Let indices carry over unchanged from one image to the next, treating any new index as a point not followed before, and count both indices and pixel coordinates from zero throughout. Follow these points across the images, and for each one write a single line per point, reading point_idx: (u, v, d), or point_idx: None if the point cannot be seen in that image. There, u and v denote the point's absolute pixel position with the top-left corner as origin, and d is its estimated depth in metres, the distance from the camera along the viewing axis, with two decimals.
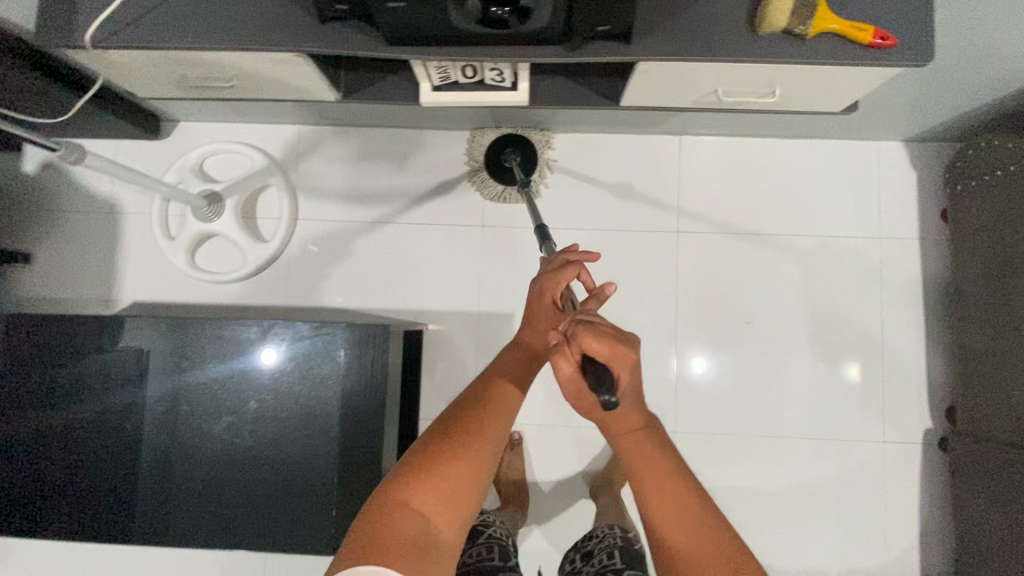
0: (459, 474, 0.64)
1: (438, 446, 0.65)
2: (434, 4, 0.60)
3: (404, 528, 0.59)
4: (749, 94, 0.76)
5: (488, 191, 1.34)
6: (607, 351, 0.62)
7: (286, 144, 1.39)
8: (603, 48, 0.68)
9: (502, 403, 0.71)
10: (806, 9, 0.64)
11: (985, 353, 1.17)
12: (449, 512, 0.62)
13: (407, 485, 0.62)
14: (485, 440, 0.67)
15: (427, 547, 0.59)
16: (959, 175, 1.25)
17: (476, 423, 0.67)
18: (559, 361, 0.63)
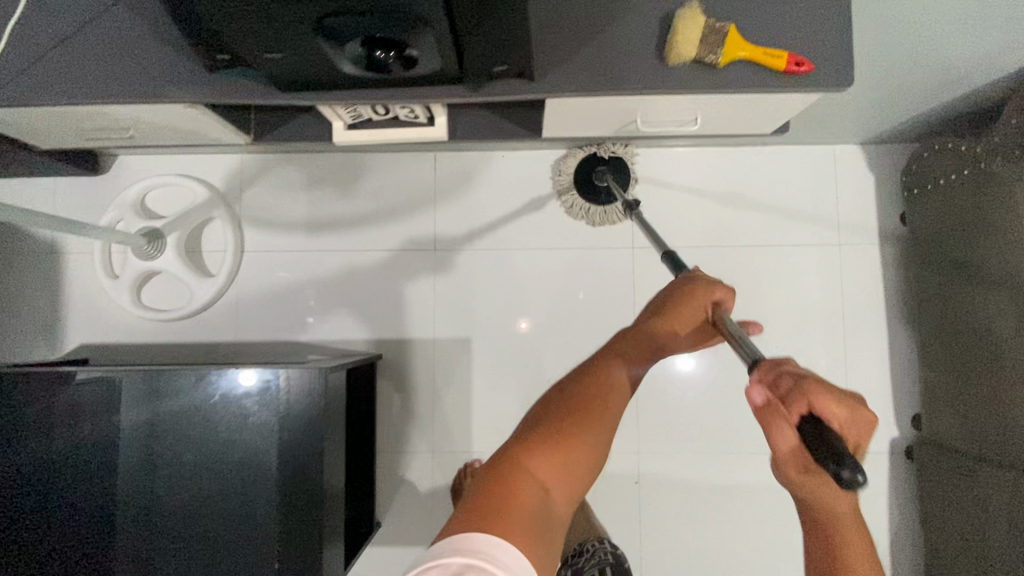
0: (575, 443, 0.54)
1: (560, 414, 0.56)
2: (311, 55, 0.57)
3: (522, 500, 0.50)
4: (670, 123, 0.73)
5: (576, 211, 1.31)
6: (842, 411, 0.49)
7: (229, 176, 1.36)
8: (506, 87, 0.65)
9: (629, 378, 0.61)
10: (713, 37, 0.61)
11: (950, 359, 1.14)
12: (562, 482, 0.53)
13: (524, 451, 0.53)
14: (605, 421, 0.56)
15: (540, 527, 0.50)
16: (915, 178, 1.23)
17: (600, 395, 0.58)
18: (777, 422, 0.50)
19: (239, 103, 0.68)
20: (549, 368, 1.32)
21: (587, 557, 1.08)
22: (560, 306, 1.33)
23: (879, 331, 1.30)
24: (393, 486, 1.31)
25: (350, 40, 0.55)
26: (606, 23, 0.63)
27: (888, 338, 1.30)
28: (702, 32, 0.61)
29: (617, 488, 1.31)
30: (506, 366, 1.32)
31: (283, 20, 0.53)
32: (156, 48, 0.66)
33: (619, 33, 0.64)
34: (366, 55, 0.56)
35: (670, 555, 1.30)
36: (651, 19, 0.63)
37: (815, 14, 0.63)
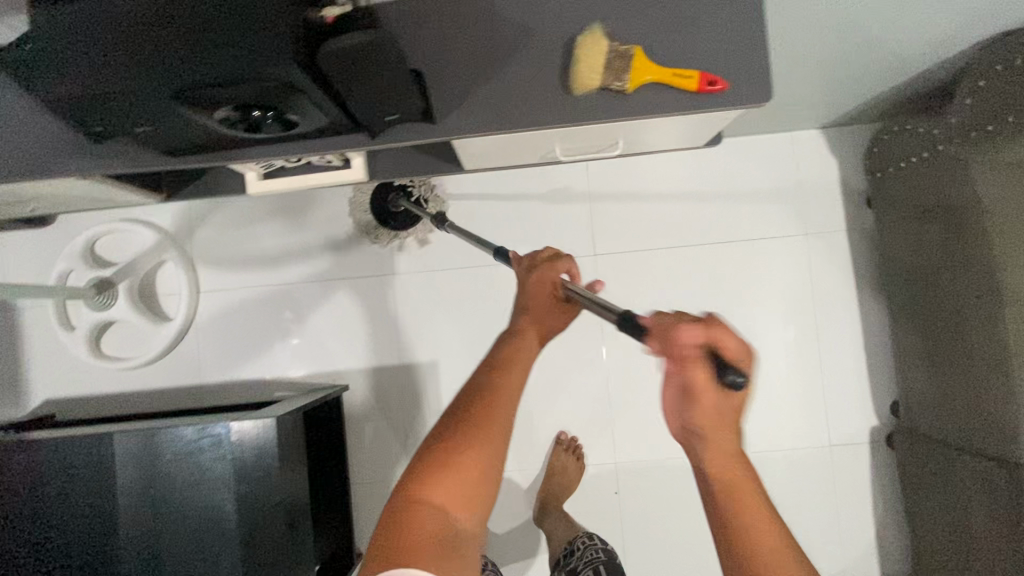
0: (469, 462, 0.55)
1: (450, 429, 0.57)
2: (184, 123, 0.54)
3: (422, 526, 0.51)
4: (591, 148, 0.71)
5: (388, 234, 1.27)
6: (741, 346, 0.55)
7: (178, 216, 1.33)
8: (409, 132, 0.61)
9: (511, 381, 0.61)
10: (619, 62, 0.57)
11: (923, 345, 1.12)
12: (464, 500, 0.54)
13: (424, 480, 0.54)
14: (493, 431, 0.57)
15: (448, 543, 0.51)
16: (877, 161, 1.19)
17: (488, 402, 0.59)
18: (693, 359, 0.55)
19: (135, 171, 0.66)
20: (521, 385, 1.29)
21: (579, 555, 1.05)
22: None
23: (853, 319, 1.27)
24: (368, 520, 1.27)
25: (223, 104, 0.51)
26: (508, 56, 0.60)
27: (863, 326, 1.26)
28: (605, 59, 0.57)
29: (598, 504, 1.27)
30: None
31: (146, 91, 0.50)
32: (45, 121, 0.63)
33: (523, 65, 0.60)
34: (244, 117, 0.53)
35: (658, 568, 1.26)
36: (555, 48, 0.60)
37: (727, 28, 0.59)
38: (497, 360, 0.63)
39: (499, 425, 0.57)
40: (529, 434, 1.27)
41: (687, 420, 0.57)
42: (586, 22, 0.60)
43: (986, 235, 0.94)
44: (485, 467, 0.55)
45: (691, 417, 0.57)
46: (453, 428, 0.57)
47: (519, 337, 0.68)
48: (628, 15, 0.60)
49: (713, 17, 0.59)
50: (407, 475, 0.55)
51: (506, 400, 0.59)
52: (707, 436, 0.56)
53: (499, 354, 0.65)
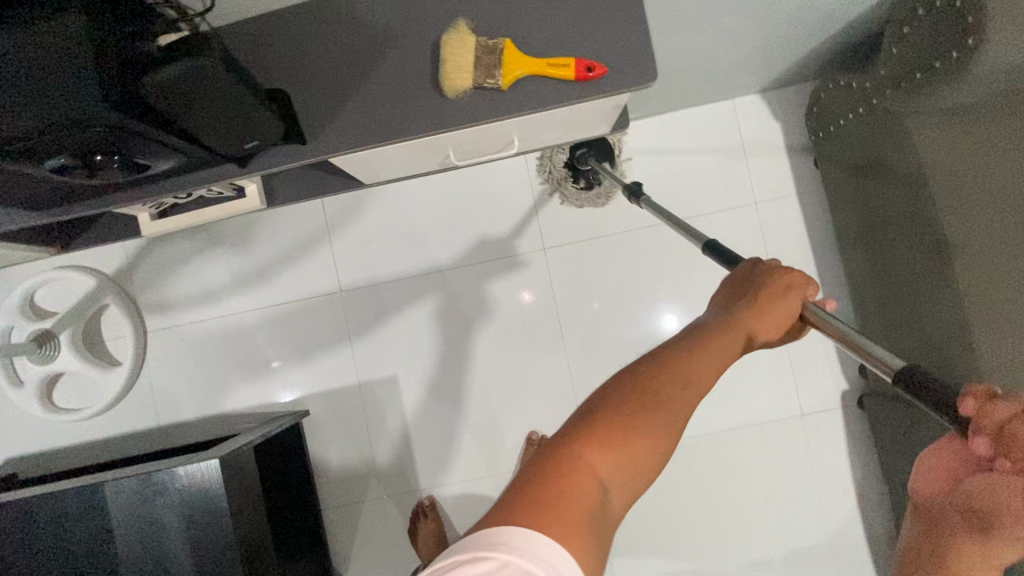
0: (643, 436, 0.43)
1: (625, 394, 0.46)
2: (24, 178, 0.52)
3: (578, 492, 0.41)
4: (484, 149, 0.67)
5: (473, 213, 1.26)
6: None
7: (117, 258, 1.29)
8: (280, 156, 0.59)
9: (704, 370, 0.48)
10: (489, 58, 0.54)
11: (881, 303, 1.09)
12: (623, 478, 0.43)
13: (587, 436, 0.43)
14: (676, 416, 0.45)
15: (594, 523, 0.40)
16: (817, 121, 1.16)
17: (677, 382, 0.47)
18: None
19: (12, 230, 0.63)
20: (485, 391, 1.25)
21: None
22: (542, 304, 1.25)
23: (814, 285, 1.24)
24: (344, 543, 1.25)
25: (55, 154, 0.48)
26: (373, 66, 0.57)
27: (825, 291, 1.24)
28: (473, 56, 0.54)
29: None
30: (438, 399, 1.26)
31: None
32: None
33: (390, 74, 0.57)
34: (85, 163, 0.49)
35: (641, 561, 1.23)
36: (421, 53, 0.57)
37: (596, 13, 0.56)
38: (694, 347, 0.50)
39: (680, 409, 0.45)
40: (497, 438, 1.24)
41: (967, 516, 0.44)
42: (451, 21, 0.56)
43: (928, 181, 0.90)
44: (654, 452, 0.44)
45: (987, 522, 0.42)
46: (629, 390, 0.46)
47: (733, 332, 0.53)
48: (492, 12, 0.57)
49: (582, 3, 0.56)
50: (565, 429, 0.45)
51: (692, 388, 0.47)
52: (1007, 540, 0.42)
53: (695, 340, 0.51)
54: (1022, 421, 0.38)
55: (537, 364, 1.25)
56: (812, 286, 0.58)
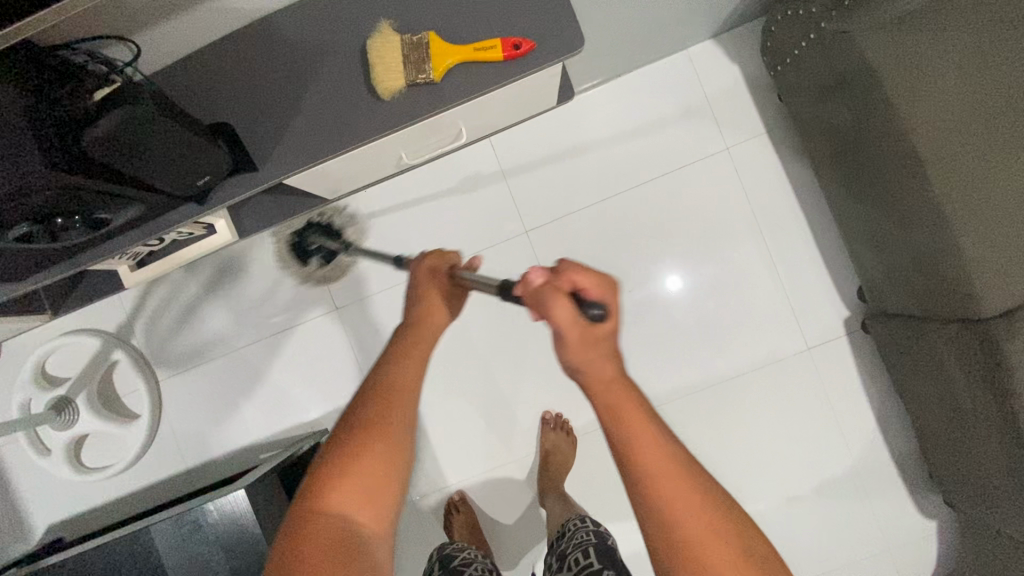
0: (364, 463, 0.55)
1: (345, 434, 0.57)
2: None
3: (325, 534, 0.51)
4: (435, 143, 0.68)
5: (448, 209, 1.27)
6: (600, 277, 0.57)
7: (117, 314, 1.31)
8: (239, 184, 0.60)
9: (407, 373, 0.61)
10: (415, 54, 0.55)
11: (864, 225, 1.10)
12: (362, 505, 0.54)
13: (325, 486, 0.54)
14: (388, 432, 0.57)
15: (351, 548, 0.51)
16: (774, 54, 1.15)
17: (382, 404, 0.58)
18: (554, 301, 0.55)
19: None
20: (493, 380, 1.27)
21: (568, 538, 0.89)
22: None
23: (797, 218, 1.24)
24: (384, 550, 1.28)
25: (17, 222, 0.49)
26: (309, 81, 0.58)
27: (808, 223, 1.23)
28: (400, 55, 0.55)
29: (598, 472, 1.26)
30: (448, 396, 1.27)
31: None
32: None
33: (326, 86, 0.58)
34: (48, 227, 0.51)
35: None
36: (352, 61, 0.58)
37: None
38: (393, 360, 0.62)
39: (400, 414, 0.58)
40: (513, 423, 1.26)
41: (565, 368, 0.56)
42: (373, 25, 0.57)
43: (882, 99, 0.91)
44: (378, 468, 0.55)
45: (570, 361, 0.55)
46: (345, 430, 0.57)
47: (420, 330, 0.66)
48: (416, 9, 0.58)
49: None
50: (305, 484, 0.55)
51: (398, 399, 0.59)
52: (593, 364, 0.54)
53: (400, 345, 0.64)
54: (526, 288, 0.58)
55: (539, 345, 1.26)
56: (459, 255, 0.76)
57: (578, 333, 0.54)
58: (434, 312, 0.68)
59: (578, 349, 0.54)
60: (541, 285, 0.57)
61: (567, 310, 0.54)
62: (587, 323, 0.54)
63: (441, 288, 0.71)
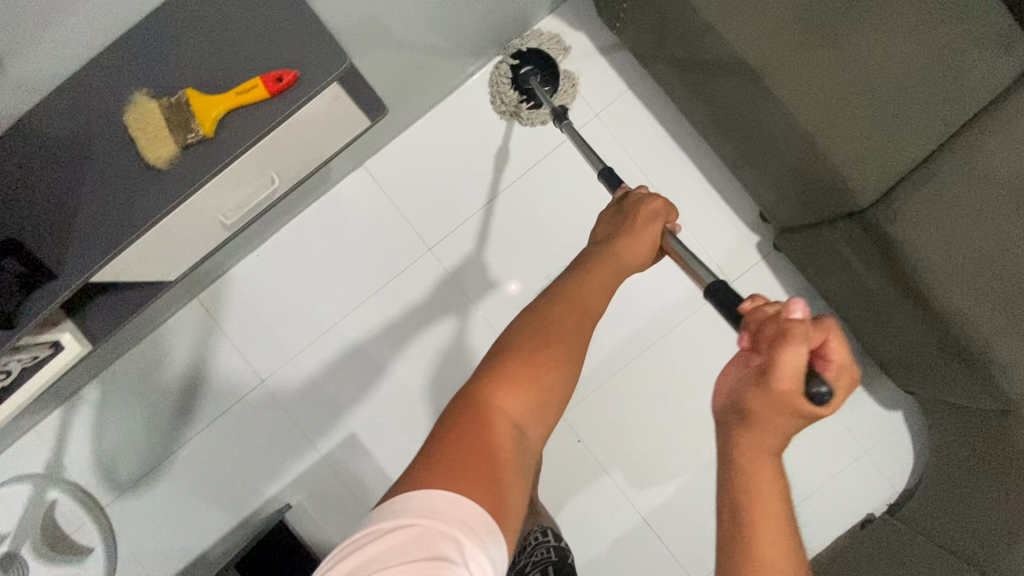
0: (546, 376, 0.58)
1: (529, 342, 0.59)
2: None
3: (497, 436, 0.53)
4: (250, 197, 0.66)
5: (347, 249, 1.25)
6: (850, 360, 0.53)
7: (41, 453, 1.24)
8: (43, 300, 0.56)
9: (593, 296, 0.65)
10: (177, 115, 0.54)
11: (738, 152, 1.11)
12: (533, 417, 0.57)
13: (500, 389, 0.56)
14: (573, 350, 0.60)
15: (513, 457, 0.53)
16: (609, 14, 1.16)
17: (574, 319, 0.62)
18: (792, 342, 0.50)
19: None
20: (439, 404, 1.25)
21: (528, 553, 0.86)
22: (450, 302, 1.25)
23: (684, 163, 1.24)
24: None
25: None
26: (84, 172, 0.57)
27: (697, 164, 1.24)
28: (164, 122, 0.54)
29: (567, 464, 1.24)
30: (400, 433, 1.24)
31: None
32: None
33: (107, 173, 0.57)
34: None
35: (653, 484, 1.23)
36: (123, 144, 0.57)
37: (275, 35, 0.57)
38: (585, 276, 0.66)
39: (581, 343, 0.61)
40: None
41: (738, 416, 0.55)
42: (138, 101, 0.57)
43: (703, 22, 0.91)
44: (558, 388, 0.58)
45: (749, 412, 0.54)
46: (530, 337, 0.59)
47: (621, 256, 0.69)
48: (181, 80, 0.57)
49: (255, 30, 0.58)
50: (479, 385, 0.56)
51: (587, 316, 0.63)
52: (769, 420, 0.53)
53: (588, 275, 0.67)
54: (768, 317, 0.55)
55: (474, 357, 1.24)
56: (673, 214, 0.75)
57: (791, 391, 0.51)
58: (635, 248, 0.70)
59: (771, 398, 0.52)
60: (798, 323, 0.51)
61: (800, 366, 0.50)
62: (804, 398, 0.51)
63: (650, 233, 0.72)
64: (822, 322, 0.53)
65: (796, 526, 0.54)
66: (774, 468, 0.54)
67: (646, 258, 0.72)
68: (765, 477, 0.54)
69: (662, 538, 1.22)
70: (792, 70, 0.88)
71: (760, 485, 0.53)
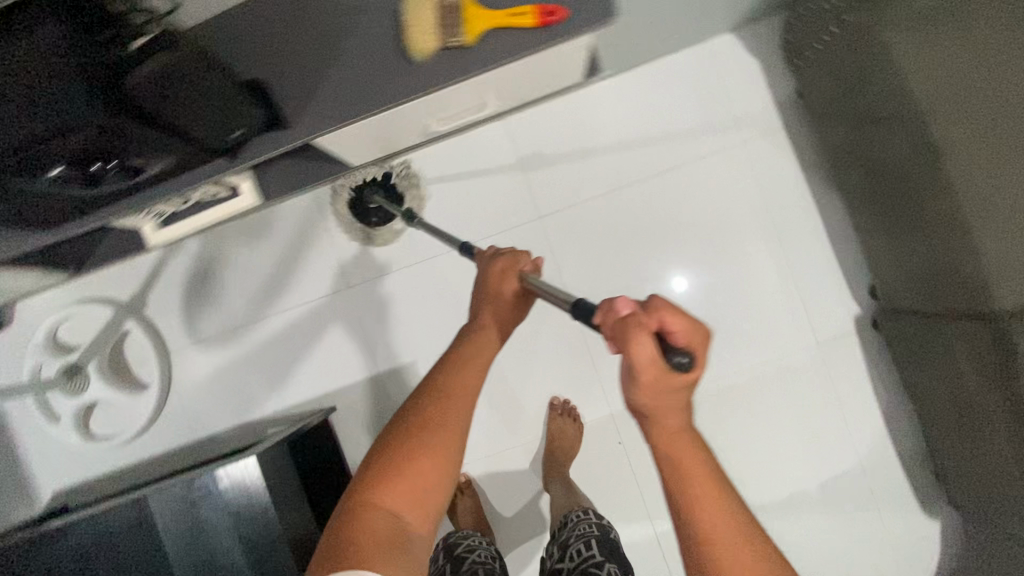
0: (419, 462, 0.61)
1: (402, 433, 0.63)
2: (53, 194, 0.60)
3: (378, 526, 0.58)
4: (468, 112, 0.70)
5: (467, 191, 1.27)
6: (694, 322, 0.54)
7: (131, 284, 1.31)
8: (264, 145, 0.62)
9: (465, 376, 0.67)
10: (447, 19, 0.57)
11: (879, 222, 1.10)
12: (414, 501, 0.61)
13: (374, 485, 0.60)
14: (449, 431, 0.63)
15: (397, 542, 0.58)
16: (795, 48, 1.16)
17: (442, 404, 0.64)
18: (636, 337, 0.53)
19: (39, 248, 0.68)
20: (503, 363, 1.27)
21: (569, 529, 0.88)
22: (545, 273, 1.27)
23: (812, 216, 1.24)
24: None
25: (52, 164, 0.56)
26: (340, 46, 0.60)
27: (824, 221, 1.24)
28: (435, 19, 0.57)
29: (604, 461, 1.26)
30: None
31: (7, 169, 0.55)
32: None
33: (358, 49, 0.60)
34: (80, 172, 0.58)
35: None
36: (383, 26, 0.60)
37: None
38: (456, 359, 0.69)
39: (457, 421, 0.64)
40: (520, 407, 1.27)
41: (640, 414, 0.57)
42: None
43: (891, 58, 0.92)
44: (432, 469, 0.62)
45: (645, 408, 0.55)
46: (403, 432, 0.63)
47: (484, 334, 0.73)
48: None
49: None
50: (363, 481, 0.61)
51: (461, 394, 0.66)
52: (666, 406, 0.54)
53: (460, 352, 0.70)
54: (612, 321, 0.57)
55: (550, 331, 1.26)
56: (524, 258, 0.80)
57: (655, 376, 0.53)
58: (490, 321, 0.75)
59: (649, 390, 0.53)
60: (629, 316, 0.54)
61: (651, 353, 0.52)
62: (670, 372, 0.53)
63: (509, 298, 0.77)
64: (651, 303, 0.55)
65: (733, 487, 0.54)
66: (688, 443, 0.55)
67: (514, 313, 0.78)
68: (688, 458, 0.54)
69: (672, 561, 1.24)
70: (954, 126, 0.86)
71: (692, 468, 0.53)
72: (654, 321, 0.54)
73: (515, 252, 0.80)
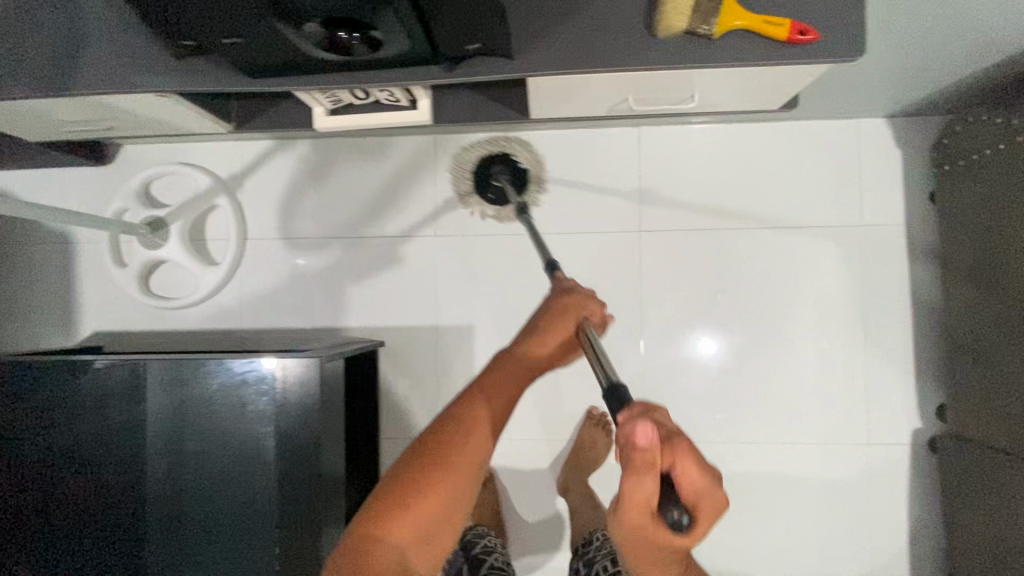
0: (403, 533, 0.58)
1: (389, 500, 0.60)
2: (284, 46, 0.60)
3: None
4: (669, 101, 0.76)
5: (580, 184, 1.28)
6: (704, 479, 0.51)
7: (234, 162, 1.33)
8: (484, 66, 0.64)
9: (473, 442, 0.63)
10: (708, 6, 0.60)
11: (972, 346, 1.09)
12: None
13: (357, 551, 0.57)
14: (442, 505, 0.60)
15: None
16: (947, 154, 1.14)
17: (441, 474, 0.60)
18: (641, 475, 0.49)
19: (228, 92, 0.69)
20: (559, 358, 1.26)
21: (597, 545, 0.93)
22: (628, 286, 1.27)
23: (902, 319, 1.23)
24: None
25: (309, 18, 0.55)
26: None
27: (913, 328, 1.23)
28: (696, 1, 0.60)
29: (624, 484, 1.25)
30: None
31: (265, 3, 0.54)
32: (121, 45, 0.66)
33: (605, 7, 0.63)
34: (327, 36, 0.57)
35: None
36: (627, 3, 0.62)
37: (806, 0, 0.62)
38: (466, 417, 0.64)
39: (453, 494, 0.61)
40: (559, 405, 1.26)
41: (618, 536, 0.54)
42: None
43: None
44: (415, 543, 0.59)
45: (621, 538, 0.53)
46: (388, 501, 0.59)
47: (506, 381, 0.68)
48: None
49: None
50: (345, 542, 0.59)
51: (465, 463, 0.62)
52: (643, 548, 0.52)
53: (470, 407, 0.65)
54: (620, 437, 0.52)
55: (614, 342, 1.27)
56: (587, 307, 0.76)
57: (645, 522, 0.50)
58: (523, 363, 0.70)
59: (631, 531, 0.51)
60: (641, 450, 0.49)
61: (649, 498, 0.49)
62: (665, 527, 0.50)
63: (553, 343, 0.72)
64: (669, 447, 0.50)
65: None
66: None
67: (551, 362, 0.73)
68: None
69: None
70: None
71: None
72: (665, 465, 0.50)
73: (579, 299, 0.76)
